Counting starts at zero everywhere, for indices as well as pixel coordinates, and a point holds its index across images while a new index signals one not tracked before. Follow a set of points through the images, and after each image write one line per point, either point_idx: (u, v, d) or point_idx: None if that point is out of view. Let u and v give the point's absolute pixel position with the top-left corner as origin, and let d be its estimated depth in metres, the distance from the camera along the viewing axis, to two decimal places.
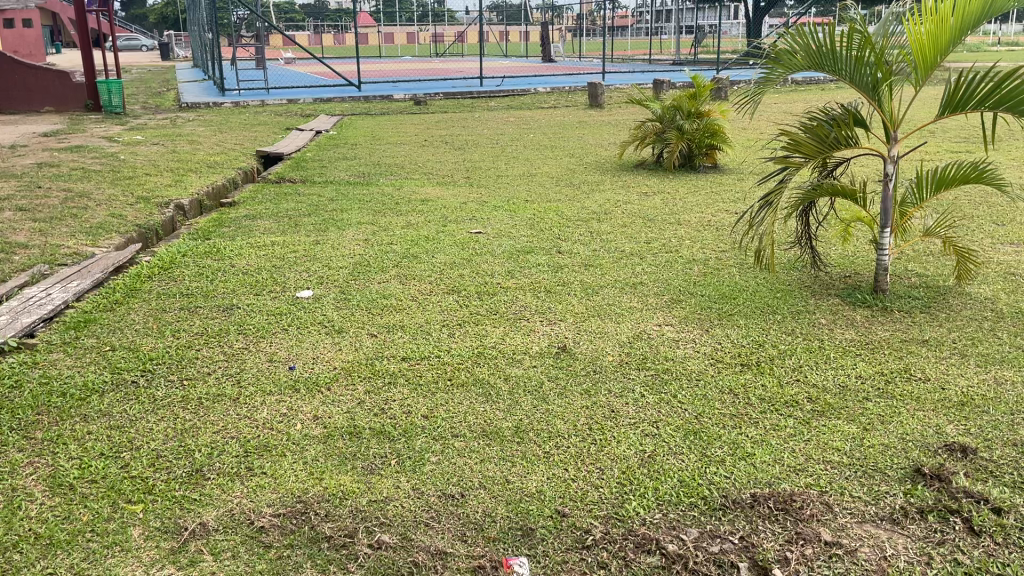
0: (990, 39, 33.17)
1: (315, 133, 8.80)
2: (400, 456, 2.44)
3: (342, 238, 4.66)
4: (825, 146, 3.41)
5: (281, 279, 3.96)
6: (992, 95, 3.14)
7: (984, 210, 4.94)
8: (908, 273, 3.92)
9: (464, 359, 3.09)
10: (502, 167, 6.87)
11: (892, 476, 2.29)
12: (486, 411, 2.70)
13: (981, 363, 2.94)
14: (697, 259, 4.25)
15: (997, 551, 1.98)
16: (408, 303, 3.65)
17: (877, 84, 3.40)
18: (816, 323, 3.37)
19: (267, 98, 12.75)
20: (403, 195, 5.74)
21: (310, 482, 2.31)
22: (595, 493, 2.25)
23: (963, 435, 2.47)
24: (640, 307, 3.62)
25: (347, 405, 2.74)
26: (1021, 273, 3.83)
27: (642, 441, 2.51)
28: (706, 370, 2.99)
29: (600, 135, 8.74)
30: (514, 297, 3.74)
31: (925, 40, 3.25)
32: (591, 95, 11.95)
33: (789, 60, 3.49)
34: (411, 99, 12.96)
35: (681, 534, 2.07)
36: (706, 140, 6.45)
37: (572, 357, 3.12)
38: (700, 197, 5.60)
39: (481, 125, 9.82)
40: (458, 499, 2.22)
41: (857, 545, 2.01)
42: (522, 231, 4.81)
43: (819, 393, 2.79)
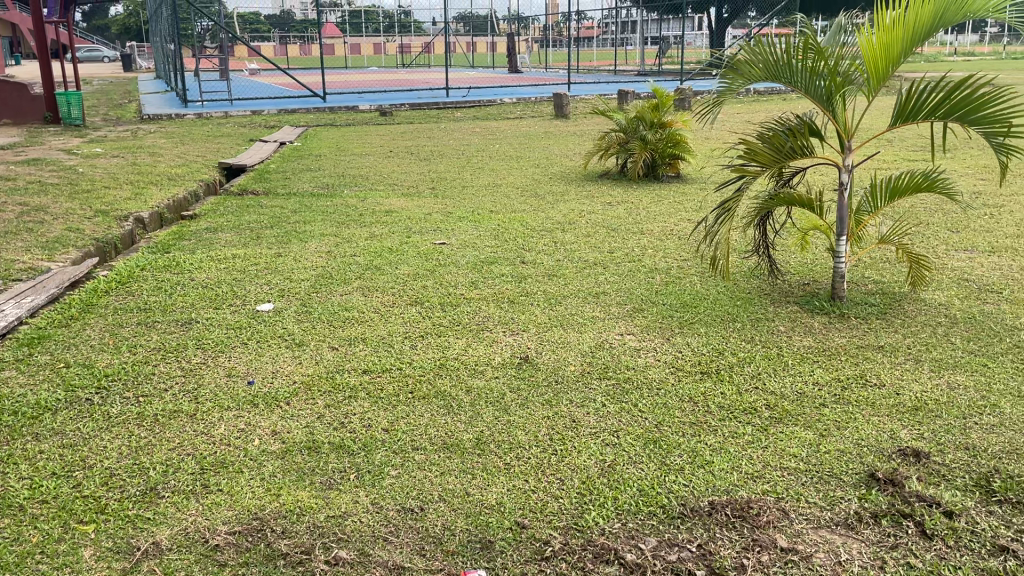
0: (946, 50, 33.93)
1: (279, 144, 8.74)
2: (359, 470, 2.42)
3: (304, 250, 4.63)
4: (780, 155, 3.45)
5: (241, 292, 3.92)
6: (942, 104, 3.21)
7: (938, 217, 5.04)
8: (865, 280, 3.98)
9: (426, 372, 3.08)
10: (467, 178, 6.88)
11: (847, 481, 2.32)
12: (447, 423, 2.69)
13: (935, 368, 3.00)
14: (659, 268, 4.29)
15: (949, 554, 2.01)
16: (370, 315, 3.63)
17: (831, 96, 3.45)
18: (774, 331, 3.41)
19: (230, 110, 12.65)
20: (367, 206, 5.72)
21: (267, 499, 2.28)
22: (554, 504, 2.25)
23: (916, 440, 2.51)
24: (602, 317, 3.63)
25: (306, 420, 2.71)
26: (974, 279, 3.91)
27: (602, 451, 2.52)
28: (667, 378, 3.01)
29: (565, 145, 8.79)
30: (477, 308, 3.74)
31: (877, 51, 3.32)
32: (556, 105, 12.01)
33: (746, 71, 3.53)
34: (377, 111, 12.93)
35: (639, 543, 2.08)
36: (668, 149, 6.52)
37: (534, 367, 3.12)
38: (663, 206, 5.64)
39: (447, 136, 9.82)
40: (417, 513, 2.21)
41: (812, 550, 2.03)
42: (486, 241, 4.82)
43: (777, 400, 2.82)
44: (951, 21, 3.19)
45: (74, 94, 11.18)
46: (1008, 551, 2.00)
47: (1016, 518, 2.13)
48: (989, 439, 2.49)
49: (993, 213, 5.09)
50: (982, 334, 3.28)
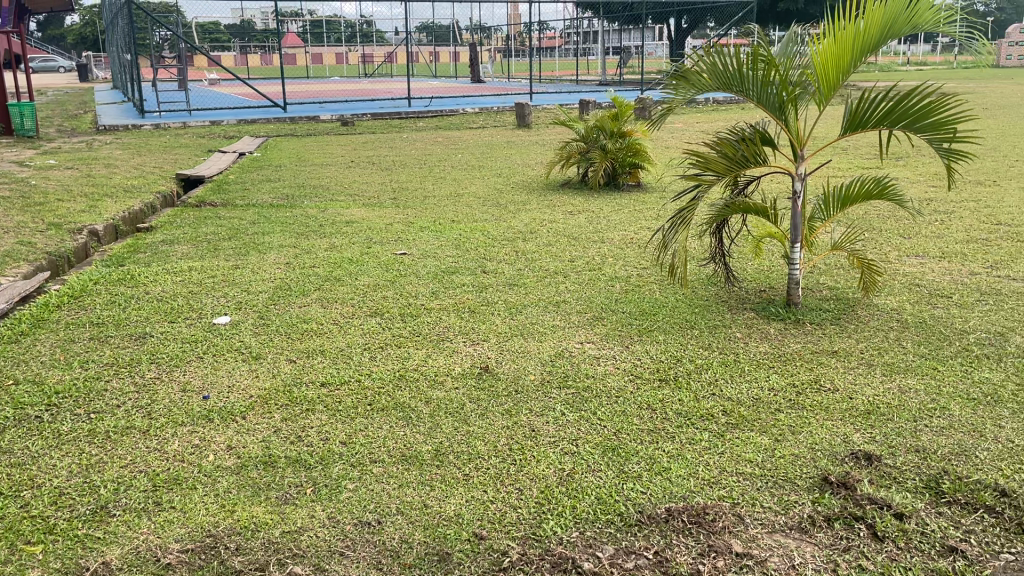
0: (900, 60, 34.75)
1: (238, 155, 8.64)
2: (316, 484, 2.39)
3: (263, 262, 4.58)
4: (734, 164, 3.50)
5: (197, 305, 3.87)
6: (890, 114, 3.27)
7: (891, 223, 5.15)
8: (820, 286, 4.04)
9: (385, 383, 3.05)
10: (429, 188, 6.87)
11: (801, 485, 2.35)
12: (405, 435, 2.68)
13: (887, 372, 3.05)
14: (619, 276, 4.32)
15: (900, 556, 2.04)
16: (328, 327, 3.60)
17: (783, 105, 3.51)
18: (731, 337, 3.45)
19: (189, 120, 12.48)
20: (327, 217, 5.68)
21: (222, 515, 2.24)
22: (512, 514, 2.25)
23: (868, 443, 2.56)
24: (563, 325, 3.65)
25: (262, 435, 2.68)
26: (925, 284, 3.99)
27: (561, 460, 2.52)
28: (626, 386, 3.03)
29: (527, 155, 8.82)
30: (438, 318, 3.72)
31: (829, 60, 3.38)
32: (518, 115, 12.05)
33: (697, 81, 3.56)
34: (339, 121, 12.85)
35: (597, 552, 2.08)
36: (628, 158, 6.58)
37: (494, 377, 3.12)
38: (623, 215, 5.68)
39: (409, 146, 9.80)
40: (374, 526, 2.19)
41: (766, 555, 2.05)
42: (447, 251, 4.81)
43: (734, 406, 2.85)
44: (898, 31, 3.28)
45: (27, 105, 10.94)
46: (956, 551, 2.04)
47: (964, 518, 2.17)
48: (939, 442, 2.54)
49: (943, 219, 5.20)
50: (932, 338, 3.35)
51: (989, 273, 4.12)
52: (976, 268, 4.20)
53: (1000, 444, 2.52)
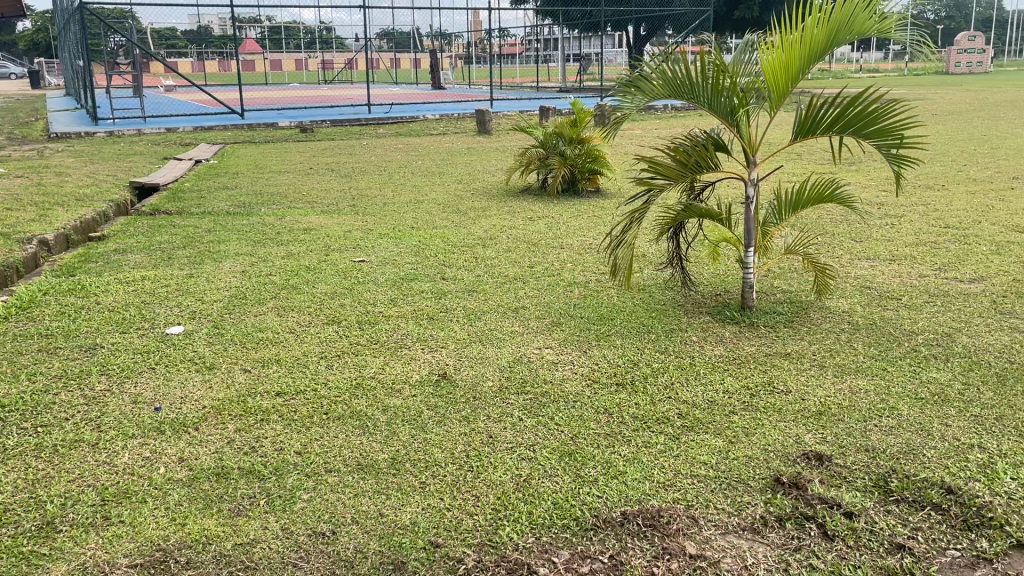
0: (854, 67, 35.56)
1: (194, 163, 8.51)
2: (270, 495, 2.37)
3: (218, 270, 4.52)
4: (686, 169, 3.54)
5: (150, 315, 3.80)
6: (837, 120, 3.33)
7: (843, 227, 5.24)
8: (774, 289, 4.10)
9: (342, 392, 3.02)
10: (389, 194, 6.84)
11: (754, 486, 2.38)
12: (362, 443, 2.66)
13: (838, 373, 3.11)
14: (577, 282, 4.34)
15: (849, 554, 2.07)
16: (284, 336, 3.56)
17: (734, 110, 3.55)
18: (687, 341, 3.48)
19: (144, 127, 12.28)
20: (285, 225, 5.63)
21: (172, 528, 2.21)
22: (469, 521, 2.24)
23: (820, 443, 2.60)
24: (521, 331, 3.65)
25: (215, 446, 2.64)
26: (876, 286, 4.07)
27: (518, 465, 2.52)
28: (583, 391, 3.04)
29: (487, 161, 8.84)
30: (396, 325, 3.71)
31: (777, 67, 3.44)
32: (478, 122, 12.06)
33: (647, 88, 3.59)
34: (298, 128, 12.74)
35: (553, 557, 2.08)
36: (587, 164, 6.62)
37: (452, 384, 3.11)
38: (583, 221, 5.72)
39: (368, 153, 9.75)
40: (328, 537, 2.17)
41: (719, 556, 2.08)
42: (406, 258, 4.79)
43: (688, 409, 2.87)
44: (844, 39, 3.38)
45: None
46: (903, 549, 2.08)
47: (912, 516, 2.22)
48: (888, 441, 2.59)
49: (894, 223, 5.31)
50: (881, 340, 3.41)
51: (937, 275, 4.22)
52: (925, 270, 4.30)
53: (946, 442, 2.57)
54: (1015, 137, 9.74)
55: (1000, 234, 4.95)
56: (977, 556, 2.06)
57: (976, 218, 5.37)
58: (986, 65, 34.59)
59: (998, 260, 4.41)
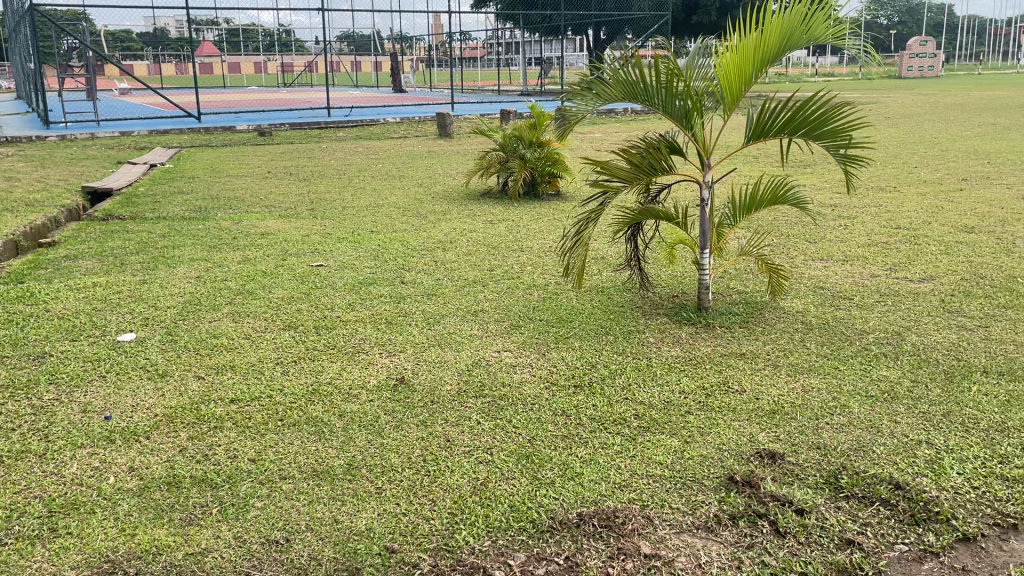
0: (810, 71, 36.18)
1: (149, 167, 8.38)
2: (222, 503, 2.33)
3: (172, 276, 4.45)
4: (641, 172, 3.58)
5: (101, 322, 3.73)
6: (788, 122, 3.38)
7: (798, 229, 5.32)
8: (730, 290, 4.16)
9: (298, 398, 2.99)
10: (348, 198, 6.80)
11: (709, 485, 2.40)
12: (317, 450, 2.63)
13: (791, 373, 3.15)
14: (536, 284, 4.36)
15: (800, 551, 2.11)
16: (239, 342, 3.52)
17: (688, 114, 3.60)
18: (644, 342, 3.51)
19: (97, 131, 12.04)
20: (241, 229, 5.57)
21: (121, 539, 2.16)
22: (425, 526, 2.23)
23: (772, 442, 2.64)
24: (480, 334, 3.65)
25: (167, 454, 2.60)
26: (829, 287, 4.15)
27: (474, 469, 2.52)
28: (541, 394, 3.05)
29: (448, 164, 8.83)
30: (353, 330, 3.68)
31: (731, 71, 3.49)
32: (439, 125, 12.04)
33: (602, 92, 3.61)
34: (256, 132, 12.60)
35: (508, 560, 2.08)
36: (547, 167, 6.64)
37: (410, 388, 3.09)
38: (543, 224, 5.74)
39: (328, 156, 9.68)
40: (282, 545, 2.15)
41: (674, 555, 2.09)
42: (365, 262, 4.76)
43: (645, 410, 2.89)
44: (796, 45, 3.45)
45: None
46: (853, 544, 2.12)
47: (862, 511, 2.26)
48: (839, 438, 2.64)
49: (848, 224, 5.41)
50: (834, 339, 3.47)
51: (888, 275, 4.30)
52: (876, 270, 4.38)
53: (895, 439, 2.63)
54: (964, 139, 9.98)
55: (948, 234, 5.07)
56: (924, 550, 2.10)
57: (926, 219, 5.49)
58: (936, 69, 35.41)
59: (946, 260, 4.51)
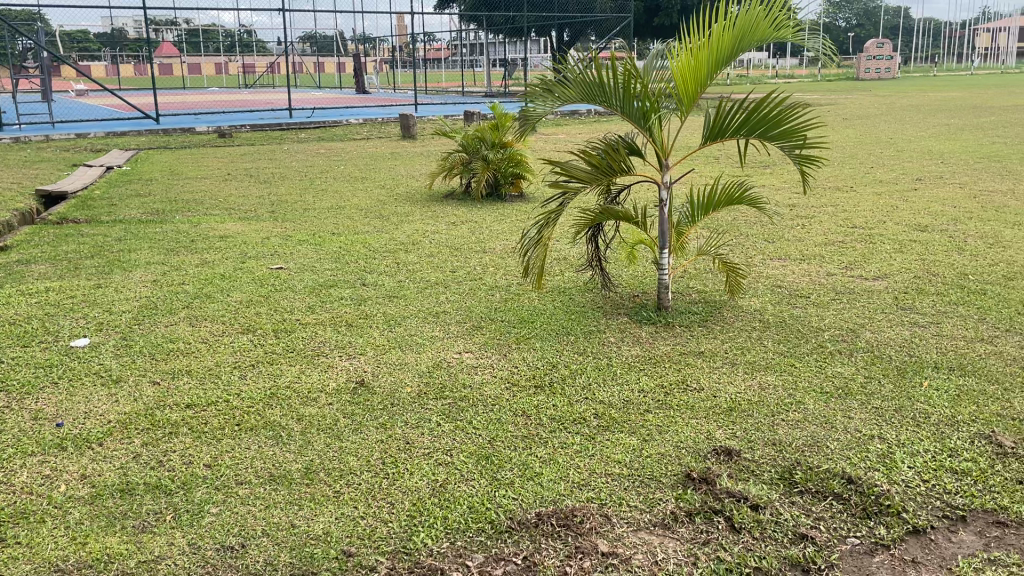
0: (771, 73, 36.68)
1: (106, 169, 8.24)
2: (177, 510, 2.30)
3: (128, 280, 4.38)
4: (600, 173, 3.60)
5: (54, 327, 3.66)
6: (745, 122, 3.42)
7: (757, 228, 5.39)
8: (689, 289, 4.19)
9: (255, 402, 2.96)
10: (310, 200, 6.74)
11: (666, 482, 2.43)
12: (275, 454, 2.61)
13: (748, 371, 3.19)
14: (499, 285, 4.36)
15: (755, 545, 2.13)
16: (196, 346, 3.48)
17: (645, 115, 3.62)
18: (605, 342, 3.54)
19: (52, 133, 11.81)
20: (199, 231, 5.50)
21: (72, 548, 2.12)
22: (383, 528, 2.22)
23: (729, 439, 2.67)
24: (441, 336, 3.64)
25: (121, 461, 2.55)
26: (787, 285, 4.21)
27: (434, 471, 2.51)
28: (502, 395, 3.05)
29: (412, 166, 8.81)
30: (313, 333, 3.65)
31: (687, 75, 3.52)
32: (402, 126, 12.00)
33: (562, 93, 3.62)
34: (216, 133, 12.44)
35: (466, 561, 2.08)
36: (510, 168, 6.66)
37: (370, 391, 3.08)
38: (505, 224, 5.74)
39: (289, 158, 9.59)
40: (237, 550, 2.12)
41: (631, 552, 2.11)
42: (325, 265, 4.72)
43: (604, 409, 2.91)
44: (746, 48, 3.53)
45: None
46: (806, 538, 2.15)
47: (815, 506, 2.30)
48: (794, 434, 2.68)
49: (805, 223, 5.49)
50: (790, 336, 3.52)
51: (844, 273, 4.38)
52: (832, 269, 4.45)
53: (849, 434, 2.67)
54: (919, 140, 10.19)
55: (903, 233, 5.16)
56: (875, 543, 2.14)
57: (881, 218, 5.59)
58: (894, 71, 36.05)
59: (900, 259, 4.60)
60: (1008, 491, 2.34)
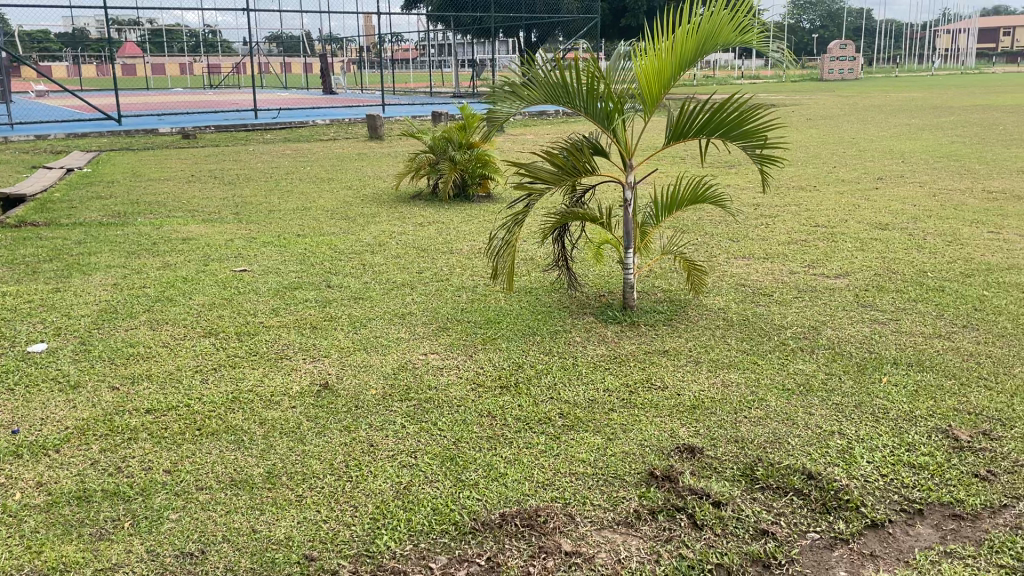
0: (736, 73, 37.08)
1: (66, 170, 8.10)
2: (135, 517, 2.26)
3: (87, 284, 4.30)
4: (564, 173, 3.61)
5: (9, 332, 3.59)
6: (707, 124, 3.45)
7: (722, 228, 5.44)
8: (655, 289, 4.22)
9: (217, 407, 2.93)
10: (275, 201, 6.68)
11: (630, 481, 2.44)
12: (237, 459, 2.58)
13: (712, 368, 3.22)
14: (466, 286, 4.36)
15: (717, 542, 2.15)
16: (157, 350, 3.43)
17: (609, 116, 3.64)
18: (571, 341, 3.55)
19: (11, 134, 11.59)
20: (162, 234, 5.42)
21: (26, 557, 2.08)
22: (346, 532, 2.21)
23: (692, 437, 2.69)
24: (407, 337, 3.63)
25: (78, 468, 2.51)
26: (750, 284, 4.25)
27: (398, 473, 2.50)
28: (467, 396, 3.04)
29: (379, 166, 8.77)
30: (277, 336, 3.62)
31: (650, 76, 3.55)
32: (370, 127, 11.94)
33: (526, 94, 3.62)
34: (180, 135, 12.28)
35: (430, 563, 2.08)
36: (478, 169, 6.65)
37: (334, 394, 3.06)
38: (472, 225, 5.74)
39: (255, 159, 9.50)
40: (197, 557, 2.10)
41: (594, 551, 2.12)
42: (290, 266, 4.69)
43: (569, 408, 2.92)
44: (709, 50, 3.55)
45: None
46: (767, 534, 2.18)
47: (776, 502, 2.32)
48: (756, 431, 2.71)
49: (769, 223, 5.55)
50: (753, 334, 3.56)
51: (806, 272, 4.43)
52: (795, 267, 4.51)
53: (810, 430, 2.71)
54: (881, 139, 10.35)
55: (864, 232, 5.23)
56: (835, 537, 2.17)
57: (843, 217, 5.67)
58: (856, 72, 36.61)
59: (861, 257, 4.66)
60: (964, 484, 2.39)
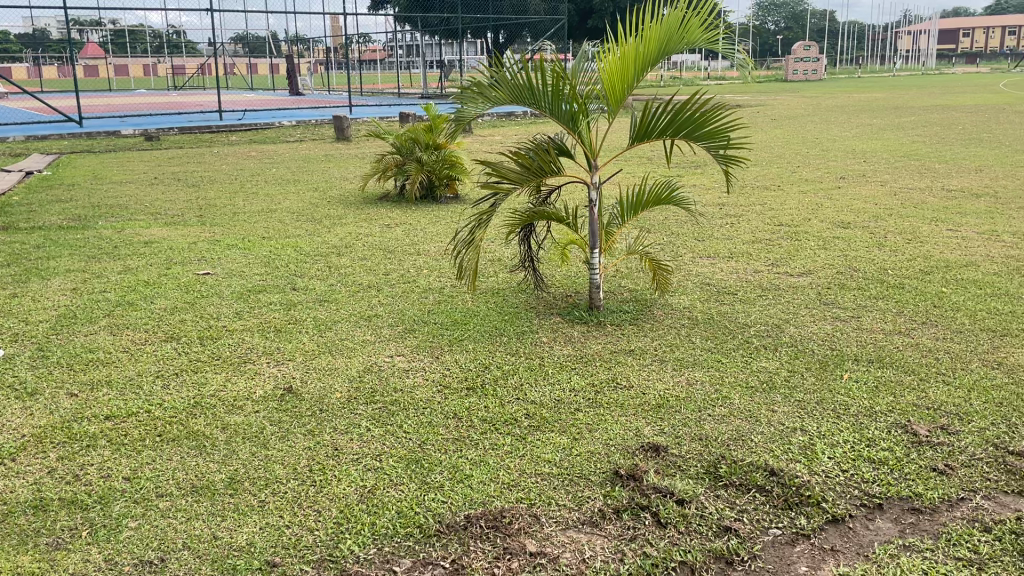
0: (703, 73, 37.42)
1: (25, 174, 7.95)
2: (93, 525, 2.22)
3: (46, 289, 4.22)
4: (530, 174, 3.61)
5: None
6: (670, 125, 3.47)
7: (688, 227, 5.48)
8: (621, 288, 4.24)
9: (179, 412, 2.89)
10: (240, 203, 6.61)
11: (595, 481, 2.44)
12: (198, 464, 2.55)
13: (677, 367, 3.25)
14: (433, 288, 4.34)
15: (680, 540, 2.17)
16: (118, 356, 3.38)
17: (574, 117, 3.64)
18: (537, 342, 3.55)
19: None
20: (123, 237, 5.34)
21: None
22: (309, 537, 2.19)
23: (656, 435, 2.70)
24: (373, 340, 3.61)
25: (34, 477, 2.46)
26: (716, 283, 4.29)
27: (363, 476, 2.48)
28: (433, 397, 3.03)
29: (346, 168, 8.72)
30: (240, 340, 3.58)
31: (613, 76, 3.56)
32: (336, 128, 11.86)
33: (492, 95, 3.61)
34: (143, 136, 12.10)
35: (393, 566, 2.06)
36: (445, 170, 6.64)
37: (298, 398, 3.03)
38: (440, 226, 5.72)
39: (219, 161, 9.39)
40: (156, 565, 2.07)
41: (558, 552, 2.12)
42: (254, 269, 4.64)
43: (535, 409, 2.92)
44: (671, 51, 3.57)
45: None
46: (730, 531, 2.19)
47: (739, 499, 2.34)
48: (720, 429, 2.73)
49: (734, 222, 5.61)
50: (718, 333, 3.59)
51: (770, 270, 4.48)
52: (759, 266, 4.55)
53: (773, 427, 2.73)
54: (843, 140, 10.51)
55: (826, 230, 5.30)
56: (797, 533, 2.20)
57: (807, 216, 5.74)
58: (821, 73, 37.14)
59: (824, 255, 4.72)
60: (923, 478, 2.42)
